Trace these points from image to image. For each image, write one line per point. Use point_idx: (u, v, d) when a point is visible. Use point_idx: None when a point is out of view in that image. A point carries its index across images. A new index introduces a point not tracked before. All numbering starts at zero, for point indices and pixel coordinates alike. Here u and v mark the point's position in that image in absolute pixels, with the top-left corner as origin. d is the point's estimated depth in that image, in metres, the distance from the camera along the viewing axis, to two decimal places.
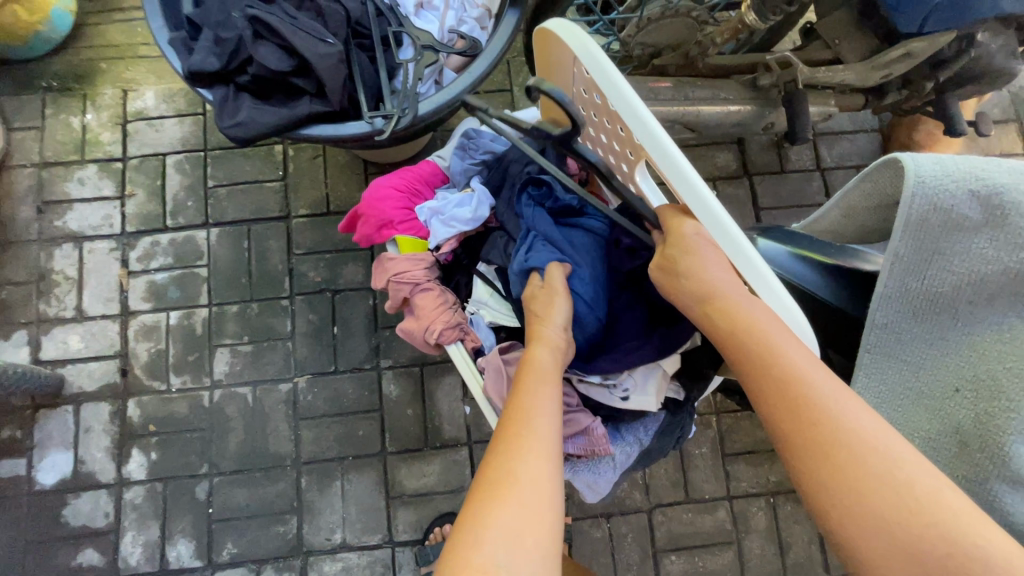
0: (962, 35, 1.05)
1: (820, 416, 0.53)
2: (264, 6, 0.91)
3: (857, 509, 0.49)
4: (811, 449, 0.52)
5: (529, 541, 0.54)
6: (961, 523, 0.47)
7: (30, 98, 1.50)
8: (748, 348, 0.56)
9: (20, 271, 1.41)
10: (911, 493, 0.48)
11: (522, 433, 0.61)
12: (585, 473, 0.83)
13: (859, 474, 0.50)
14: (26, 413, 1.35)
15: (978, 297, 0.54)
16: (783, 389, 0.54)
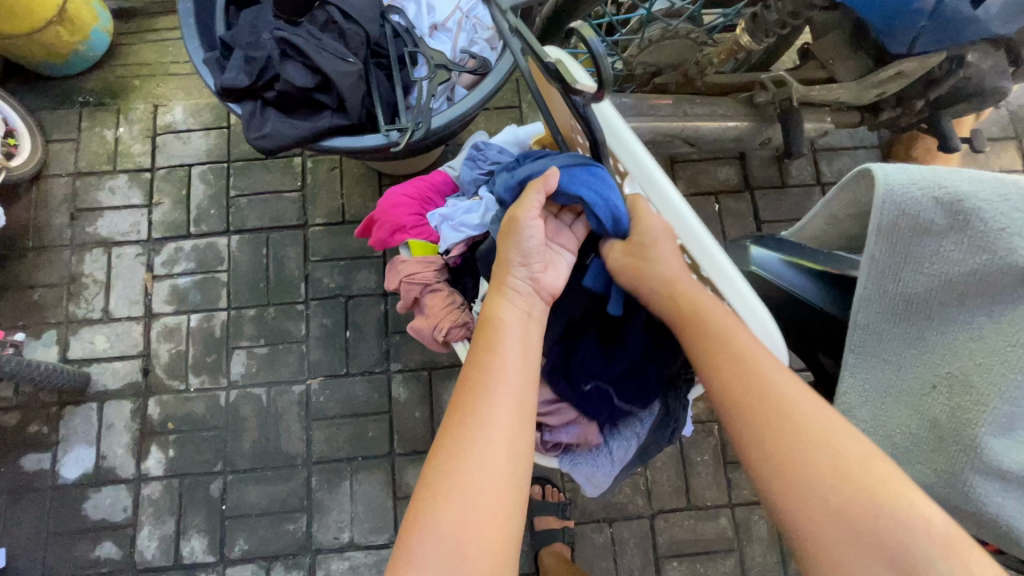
0: (952, 56, 1.10)
1: (767, 395, 0.62)
2: (291, 28, 0.98)
3: (797, 472, 0.58)
4: (758, 424, 0.61)
5: (484, 504, 0.59)
6: (888, 492, 0.54)
7: (67, 112, 1.60)
8: (706, 331, 0.66)
9: (52, 274, 1.49)
10: (844, 463, 0.56)
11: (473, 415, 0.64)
12: (584, 466, 0.89)
13: (798, 446, 0.58)
14: (52, 410, 1.41)
15: (951, 298, 0.57)
16: (737, 368, 0.63)
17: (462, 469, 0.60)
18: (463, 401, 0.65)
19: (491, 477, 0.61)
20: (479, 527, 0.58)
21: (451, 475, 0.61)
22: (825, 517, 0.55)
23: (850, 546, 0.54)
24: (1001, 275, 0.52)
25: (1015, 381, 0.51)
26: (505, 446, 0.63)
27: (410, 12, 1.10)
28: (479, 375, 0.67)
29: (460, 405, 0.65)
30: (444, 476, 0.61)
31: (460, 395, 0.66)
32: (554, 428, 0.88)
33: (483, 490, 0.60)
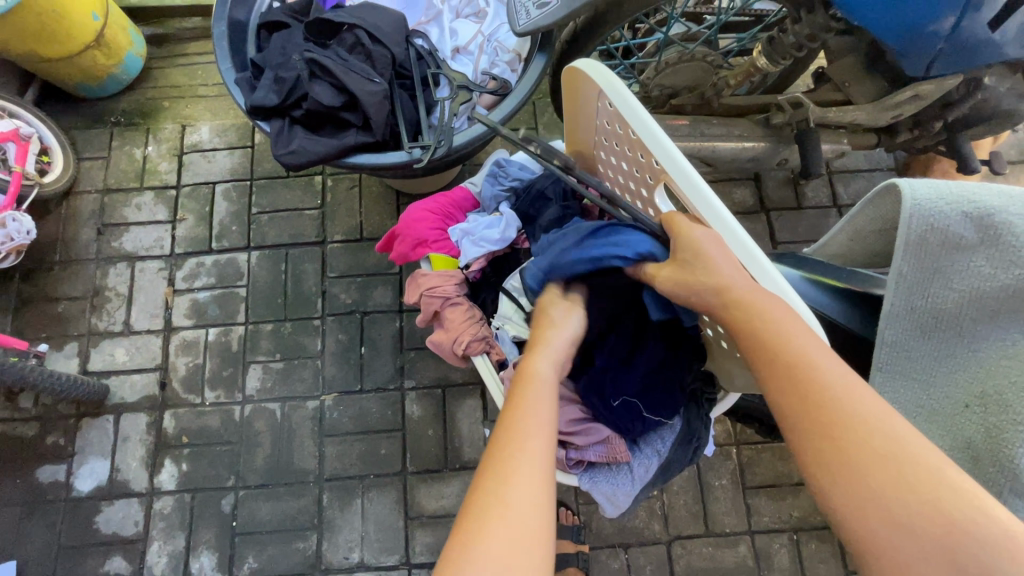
0: (969, 78, 1.10)
1: (828, 400, 0.57)
2: (320, 50, 1.02)
3: (861, 484, 0.53)
4: (818, 430, 0.56)
5: (520, 550, 0.56)
6: (966, 506, 0.49)
7: (99, 131, 1.65)
8: (761, 336, 0.61)
9: (77, 287, 1.52)
10: (915, 473, 0.52)
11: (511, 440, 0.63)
12: (604, 486, 0.84)
13: (863, 454, 0.54)
14: (70, 421, 1.42)
15: (981, 313, 0.56)
16: (793, 373, 0.59)
17: (495, 509, 0.58)
18: (500, 441, 0.64)
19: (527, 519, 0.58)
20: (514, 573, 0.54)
21: (483, 514, 0.58)
22: (892, 529, 0.50)
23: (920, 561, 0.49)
24: None
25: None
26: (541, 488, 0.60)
27: (433, 36, 1.15)
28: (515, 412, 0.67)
29: (496, 444, 0.64)
30: (476, 515, 0.58)
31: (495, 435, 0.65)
32: (580, 446, 0.85)
33: (517, 532, 0.57)
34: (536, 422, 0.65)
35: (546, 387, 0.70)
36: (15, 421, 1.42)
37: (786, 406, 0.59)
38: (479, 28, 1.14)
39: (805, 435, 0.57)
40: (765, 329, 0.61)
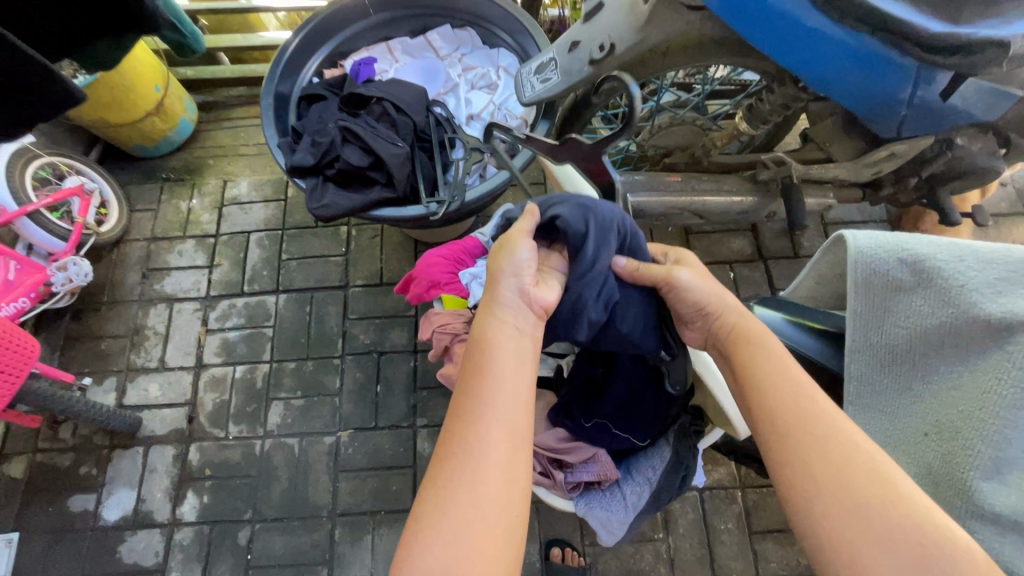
0: (941, 138, 1.20)
1: (811, 414, 0.61)
2: (352, 119, 1.17)
3: (839, 495, 0.55)
4: (800, 440, 0.59)
5: (488, 547, 0.54)
6: (932, 524, 0.50)
7: (151, 186, 1.84)
8: (749, 355, 0.69)
9: (120, 326, 1.65)
10: (889, 489, 0.53)
11: (470, 414, 0.60)
12: (598, 511, 0.90)
13: (844, 464, 0.56)
14: (103, 452, 1.51)
15: (928, 349, 0.62)
16: (783, 390, 0.64)
17: (457, 506, 0.55)
18: (457, 427, 0.60)
19: (492, 513, 0.56)
20: (482, 565, 0.53)
21: (444, 512, 0.55)
22: (866, 541, 0.52)
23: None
24: (971, 326, 0.57)
25: (1003, 428, 0.54)
26: (501, 470, 0.58)
27: (451, 105, 1.34)
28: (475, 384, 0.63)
29: (455, 429, 0.60)
30: (435, 515, 0.55)
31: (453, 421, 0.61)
32: (573, 467, 0.93)
33: (483, 527, 0.55)
34: (496, 399, 0.61)
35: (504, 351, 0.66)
36: (53, 451, 1.51)
37: (776, 418, 0.62)
38: (491, 98, 1.33)
39: (788, 445, 0.60)
40: (764, 350, 0.69)
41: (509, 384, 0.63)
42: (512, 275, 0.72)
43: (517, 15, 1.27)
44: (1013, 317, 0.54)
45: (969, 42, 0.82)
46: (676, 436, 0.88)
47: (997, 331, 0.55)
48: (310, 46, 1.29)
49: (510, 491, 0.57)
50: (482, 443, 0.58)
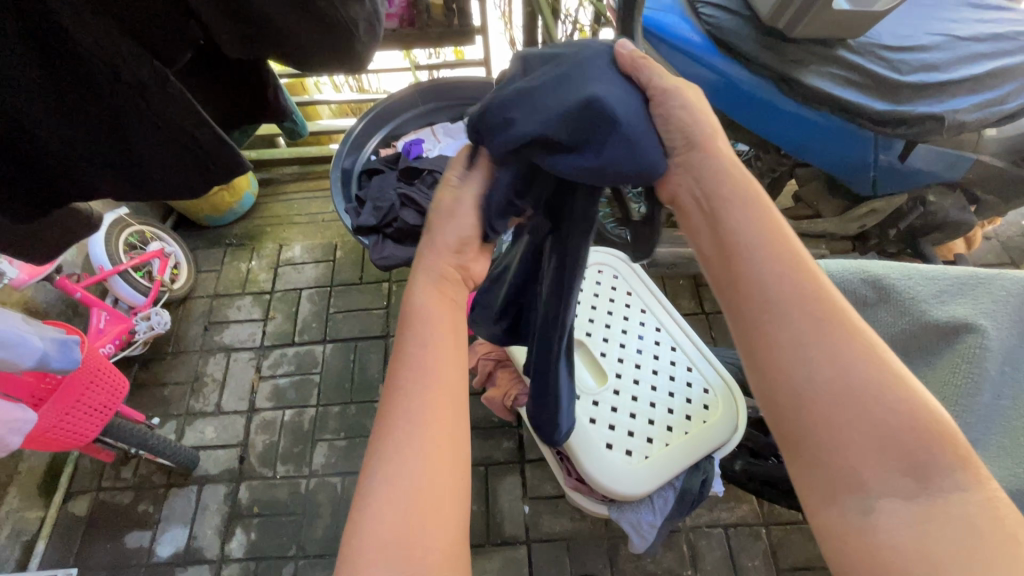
0: (915, 196, 1.38)
1: (797, 293, 0.56)
2: (409, 187, 1.40)
3: (840, 385, 0.53)
4: (789, 322, 0.56)
5: (441, 515, 0.50)
6: (914, 401, 0.52)
7: (215, 251, 2.08)
8: (755, 239, 0.59)
9: (182, 374, 1.81)
10: (876, 368, 0.53)
11: (404, 384, 0.55)
12: (631, 515, 1.03)
13: (833, 344, 0.54)
14: (160, 490, 1.62)
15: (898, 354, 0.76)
16: (787, 280, 0.57)
17: (400, 475, 0.51)
18: (392, 400, 0.55)
19: (435, 480, 0.51)
20: (441, 541, 0.49)
21: (387, 490, 0.50)
22: (856, 423, 0.51)
23: (870, 455, 0.51)
24: (926, 330, 0.72)
25: (963, 412, 0.66)
26: (441, 437, 0.53)
27: None
28: (407, 352, 0.58)
29: (391, 395, 0.56)
30: (379, 486, 0.50)
31: (389, 388, 0.56)
32: None
33: (430, 492, 0.51)
34: (425, 364, 0.57)
35: (433, 314, 0.61)
36: (114, 489, 1.62)
37: (761, 299, 0.57)
38: None
39: (774, 323, 0.56)
40: (765, 223, 0.60)
41: (443, 343, 0.59)
42: (454, 250, 0.69)
43: None
44: (956, 319, 0.68)
45: (909, 116, 1.03)
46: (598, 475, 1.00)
47: (947, 332, 0.69)
48: (370, 129, 1.59)
49: (452, 452, 0.53)
50: (420, 412, 0.54)
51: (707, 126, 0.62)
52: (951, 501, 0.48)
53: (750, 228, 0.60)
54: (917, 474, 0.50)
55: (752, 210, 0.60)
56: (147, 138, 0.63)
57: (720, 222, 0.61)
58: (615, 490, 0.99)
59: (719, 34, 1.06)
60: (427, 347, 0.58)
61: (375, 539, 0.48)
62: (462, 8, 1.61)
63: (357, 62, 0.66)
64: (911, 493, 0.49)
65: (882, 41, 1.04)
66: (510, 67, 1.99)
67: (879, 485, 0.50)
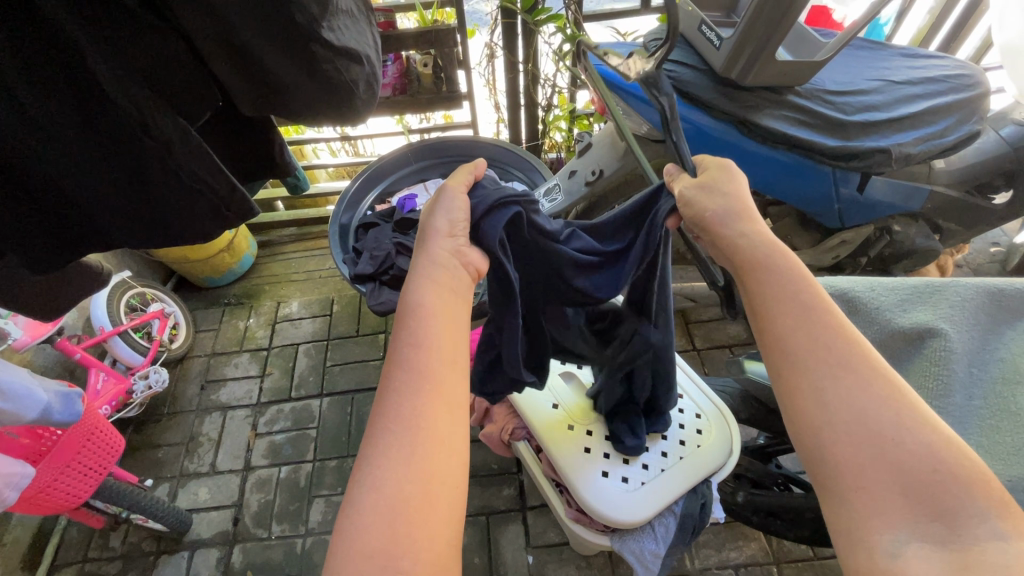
0: (880, 226, 1.46)
1: (827, 344, 0.59)
2: (404, 237, 1.49)
3: (859, 423, 0.55)
4: (814, 370, 0.58)
5: (431, 524, 0.52)
6: (947, 448, 0.52)
7: (214, 310, 2.11)
8: (771, 290, 0.64)
9: (176, 435, 1.79)
10: (906, 415, 0.54)
11: (396, 396, 0.58)
12: (633, 544, 1.02)
13: (861, 391, 0.56)
14: (149, 558, 1.56)
15: None
16: (805, 323, 0.61)
17: (389, 486, 0.53)
18: (385, 410, 0.57)
19: (425, 492, 0.53)
20: (424, 548, 0.50)
21: (374, 496, 0.52)
22: (875, 464, 0.53)
23: (893, 494, 0.51)
24: (894, 338, 0.74)
25: (939, 414, 0.68)
26: (427, 449, 0.55)
27: None
28: (400, 364, 0.60)
29: (384, 405, 0.58)
30: (368, 496, 0.52)
31: (384, 400, 0.58)
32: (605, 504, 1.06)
33: (421, 502, 0.52)
34: (418, 373, 0.59)
35: (429, 321, 0.63)
36: (101, 560, 1.56)
37: (790, 349, 0.61)
38: None
39: (799, 372, 0.59)
40: (780, 274, 0.65)
41: (438, 356, 0.61)
42: (448, 235, 0.73)
43: (526, 158, 1.69)
44: (919, 325, 0.72)
45: (859, 151, 1.13)
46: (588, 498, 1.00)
47: (913, 339, 0.72)
48: (366, 186, 1.71)
49: (439, 461, 0.55)
50: (411, 424, 0.56)
51: (732, 205, 0.71)
52: (986, 550, 0.47)
53: (776, 284, 0.64)
54: (948, 520, 0.49)
55: (778, 268, 0.65)
56: (169, 186, 0.70)
57: (751, 285, 0.66)
58: (615, 518, 0.98)
59: (680, 85, 1.16)
60: (420, 361, 0.60)
61: (364, 546, 0.50)
62: (449, 76, 1.75)
63: (357, 117, 0.75)
64: (943, 539, 0.49)
65: (825, 87, 1.16)
66: (495, 128, 2.13)
67: (905, 526, 0.50)
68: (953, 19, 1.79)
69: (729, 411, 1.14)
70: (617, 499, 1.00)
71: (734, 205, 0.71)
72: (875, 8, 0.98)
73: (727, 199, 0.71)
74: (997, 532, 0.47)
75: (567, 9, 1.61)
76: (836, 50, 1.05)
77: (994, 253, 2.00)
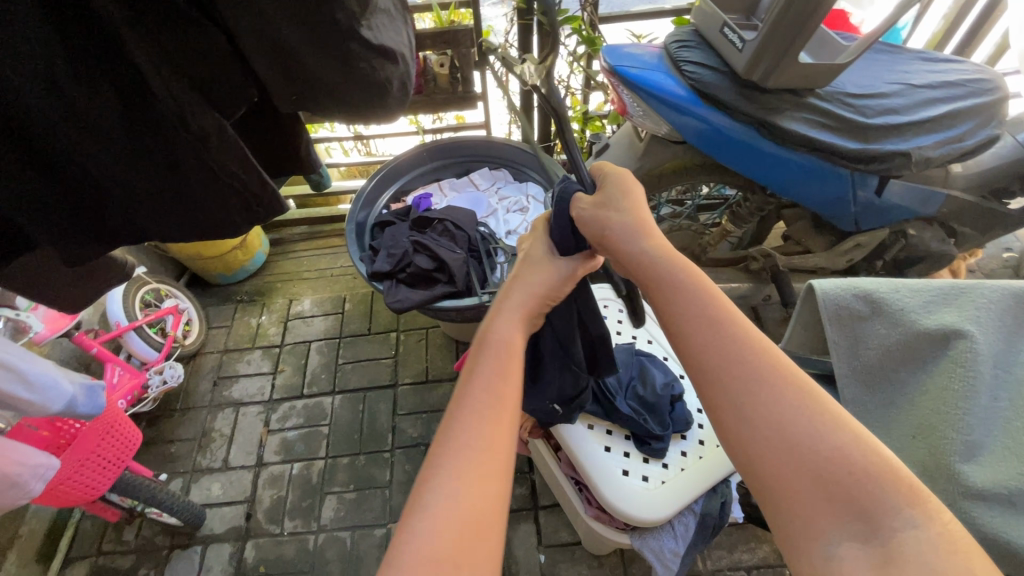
0: (895, 230, 1.46)
1: (739, 356, 0.60)
2: (421, 236, 1.52)
3: (775, 434, 0.56)
4: (728, 383, 0.59)
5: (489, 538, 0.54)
6: (859, 447, 0.53)
7: (226, 307, 2.13)
8: (681, 303, 0.66)
9: (189, 431, 1.80)
10: (820, 419, 0.55)
11: (464, 416, 0.62)
12: (652, 543, 1.03)
13: (774, 398, 0.57)
14: (162, 553, 1.57)
15: (898, 366, 0.73)
16: (720, 334, 0.62)
17: (461, 494, 0.55)
18: (452, 428, 0.62)
19: (492, 503, 0.56)
20: (489, 554, 0.53)
21: (444, 503, 0.55)
22: (797, 472, 0.54)
23: (821, 503, 0.52)
24: (919, 339, 0.71)
25: (964, 415, 0.65)
26: (492, 464, 0.59)
27: (493, 225, 1.72)
28: (467, 390, 0.66)
29: (454, 423, 0.62)
30: (439, 502, 0.55)
31: (451, 423, 0.62)
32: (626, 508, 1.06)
33: (485, 511, 0.55)
34: (485, 398, 0.64)
35: (498, 357, 0.70)
36: (115, 553, 1.57)
37: (707, 362, 0.62)
38: (524, 218, 1.71)
39: (717, 386, 0.60)
40: (689, 287, 0.67)
41: (502, 383, 0.67)
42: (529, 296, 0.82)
43: (542, 159, 1.70)
44: (944, 326, 0.69)
45: (878, 154, 1.14)
46: (608, 496, 1.01)
47: (938, 340, 0.69)
48: (382, 184, 1.72)
49: (500, 476, 0.59)
50: (481, 442, 0.60)
51: (631, 219, 0.76)
52: (904, 542, 0.47)
53: (686, 297, 0.66)
54: (867, 518, 0.50)
55: (688, 282, 0.68)
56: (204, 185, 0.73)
57: (661, 299, 0.68)
58: (633, 516, 0.99)
59: (700, 86, 1.17)
60: (488, 386, 0.66)
61: (432, 547, 0.51)
62: (465, 77, 1.76)
63: (387, 114, 0.76)
64: (865, 536, 0.50)
65: (846, 90, 1.16)
66: (508, 129, 2.14)
67: (834, 531, 0.51)
68: (970, 24, 1.79)
69: None
70: (639, 499, 1.01)
71: (640, 220, 0.77)
72: (896, 14, 0.98)
73: (627, 214, 0.77)
74: (911, 521, 0.48)
75: (584, 11, 1.61)
76: (857, 54, 1.05)
77: (1006, 259, 2.00)
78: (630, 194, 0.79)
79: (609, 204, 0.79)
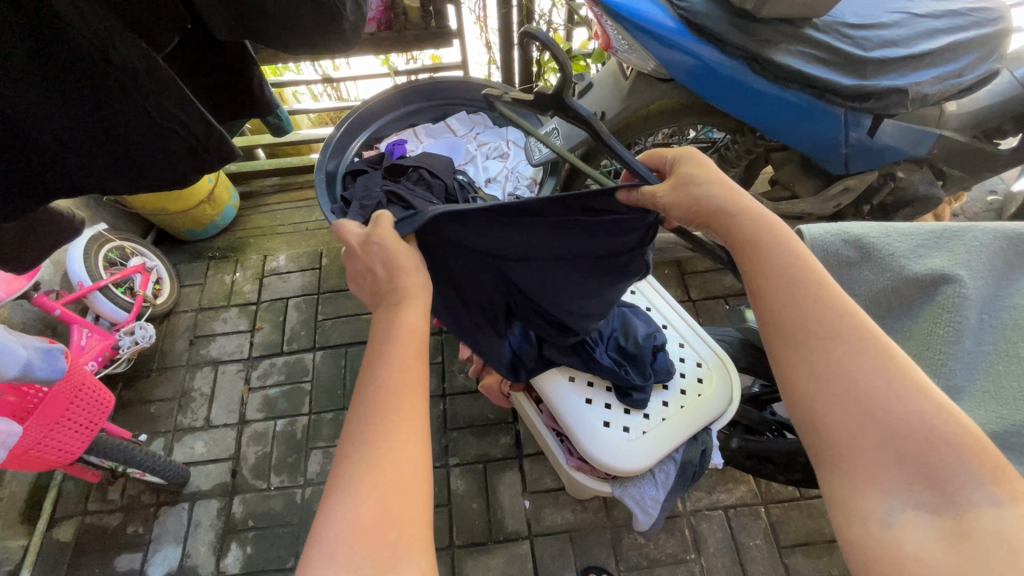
0: (885, 172, 1.42)
1: (823, 315, 0.59)
2: (395, 185, 1.44)
3: (850, 395, 0.55)
4: (807, 346, 0.59)
5: (408, 527, 0.53)
6: (940, 413, 0.52)
7: (198, 265, 2.04)
8: (760, 263, 0.65)
9: (168, 390, 1.77)
10: (901, 383, 0.54)
11: (373, 388, 0.61)
12: (633, 490, 1.04)
13: (852, 360, 0.56)
14: (150, 509, 1.57)
15: (882, 313, 0.72)
16: (803, 294, 0.61)
17: (374, 467, 0.55)
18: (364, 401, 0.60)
19: (409, 471, 0.56)
20: (406, 523, 0.53)
21: (359, 480, 0.54)
22: (864, 433, 0.53)
23: (888, 466, 0.52)
24: (906, 285, 0.68)
25: (947, 360, 0.63)
26: (405, 433, 0.58)
27: (471, 172, 1.66)
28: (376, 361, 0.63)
29: (365, 395, 0.60)
30: (351, 477, 0.55)
31: (355, 413, 0.59)
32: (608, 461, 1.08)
33: (402, 481, 0.55)
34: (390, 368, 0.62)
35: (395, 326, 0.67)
36: (101, 512, 1.57)
37: (783, 322, 0.61)
38: (504, 165, 1.66)
39: (792, 345, 0.60)
40: (775, 248, 0.65)
41: (407, 351, 0.65)
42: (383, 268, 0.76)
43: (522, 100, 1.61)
44: (932, 271, 0.65)
45: (875, 91, 1.09)
46: (595, 451, 1.01)
47: (925, 285, 0.66)
48: (352, 130, 1.62)
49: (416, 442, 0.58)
50: (390, 412, 0.59)
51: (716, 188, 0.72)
52: (981, 515, 0.47)
53: (765, 258, 0.65)
54: (940, 487, 0.50)
55: (774, 242, 0.66)
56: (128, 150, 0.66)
57: (743, 261, 0.67)
58: (614, 467, 1.00)
59: (691, 16, 1.08)
60: (393, 355, 0.64)
61: (350, 526, 0.52)
62: (438, 10, 1.63)
63: (344, 46, 0.69)
64: (935, 506, 0.50)
65: (845, 20, 1.09)
66: (486, 70, 2.02)
67: (899, 497, 0.51)
68: None
69: (728, 358, 1.14)
70: (622, 451, 1.01)
71: (724, 187, 0.72)
72: None
73: (710, 184, 0.72)
74: (992, 497, 0.48)
75: None
76: None
77: (989, 202, 2.00)
78: (702, 163, 0.75)
79: (689, 176, 0.74)
